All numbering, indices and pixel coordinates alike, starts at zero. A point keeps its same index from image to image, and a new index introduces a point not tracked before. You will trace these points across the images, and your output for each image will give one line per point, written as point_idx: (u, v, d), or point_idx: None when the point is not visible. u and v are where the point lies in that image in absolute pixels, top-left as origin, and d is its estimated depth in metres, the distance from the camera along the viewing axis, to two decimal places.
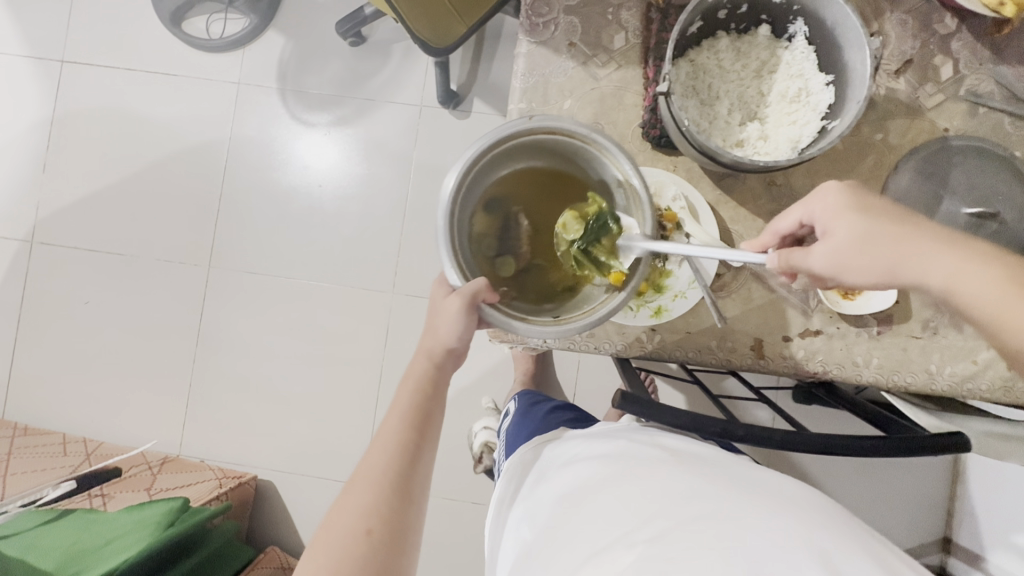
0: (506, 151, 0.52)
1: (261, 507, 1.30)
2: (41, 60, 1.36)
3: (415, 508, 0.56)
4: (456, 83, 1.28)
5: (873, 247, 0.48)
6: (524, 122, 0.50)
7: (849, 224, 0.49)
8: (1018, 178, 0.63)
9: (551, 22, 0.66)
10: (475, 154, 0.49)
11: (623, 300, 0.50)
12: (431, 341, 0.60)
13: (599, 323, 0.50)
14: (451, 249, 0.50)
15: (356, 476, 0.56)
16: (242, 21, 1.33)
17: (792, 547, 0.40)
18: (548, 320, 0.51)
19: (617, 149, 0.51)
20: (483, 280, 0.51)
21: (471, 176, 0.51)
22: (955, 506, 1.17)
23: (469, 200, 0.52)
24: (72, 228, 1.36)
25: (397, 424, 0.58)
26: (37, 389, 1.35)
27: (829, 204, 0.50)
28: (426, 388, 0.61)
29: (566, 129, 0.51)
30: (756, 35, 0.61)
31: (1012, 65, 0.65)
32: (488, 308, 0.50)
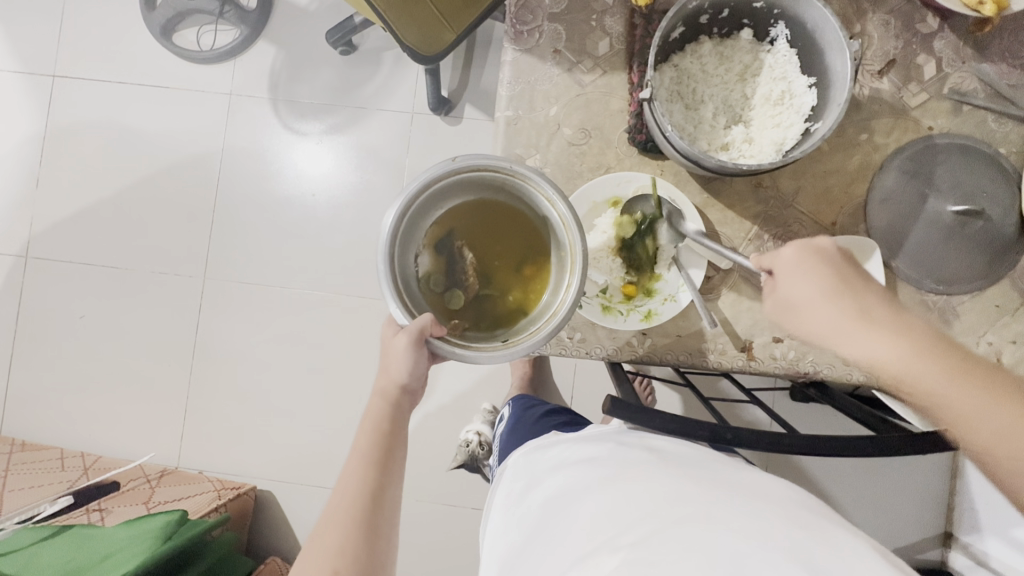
0: (437, 192, 0.52)
1: (261, 517, 1.30)
2: (32, 75, 1.36)
3: (385, 542, 0.57)
4: (447, 90, 1.29)
5: (824, 316, 0.52)
6: (446, 164, 0.50)
7: (807, 289, 0.53)
8: (1002, 175, 0.64)
9: (535, 30, 0.66)
10: (406, 201, 0.50)
11: (564, 318, 0.50)
12: (384, 380, 0.60)
13: (545, 343, 0.50)
14: (396, 292, 0.50)
15: (325, 517, 0.57)
16: (232, 32, 1.33)
17: (779, 548, 0.40)
18: (499, 345, 0.51)
19: (540, 177, 0.51)
20: (429, 315, 0.50)
21: (407, 222, 0.51)
22: (955, 501, 1.17)
23: (408, 244, 0.53)
24: (66, 242, 1.36)
25: (359, 464, 0.59)
26: (34, 403, 1.35)
27: (794, 263, 0.54)
28: (385, 425, 0.61)
29: (489, 165, 0.51)
30: (738, 39, 0.61)
31: (995, 62, 0.65)
32: (436, 341, 0.50)
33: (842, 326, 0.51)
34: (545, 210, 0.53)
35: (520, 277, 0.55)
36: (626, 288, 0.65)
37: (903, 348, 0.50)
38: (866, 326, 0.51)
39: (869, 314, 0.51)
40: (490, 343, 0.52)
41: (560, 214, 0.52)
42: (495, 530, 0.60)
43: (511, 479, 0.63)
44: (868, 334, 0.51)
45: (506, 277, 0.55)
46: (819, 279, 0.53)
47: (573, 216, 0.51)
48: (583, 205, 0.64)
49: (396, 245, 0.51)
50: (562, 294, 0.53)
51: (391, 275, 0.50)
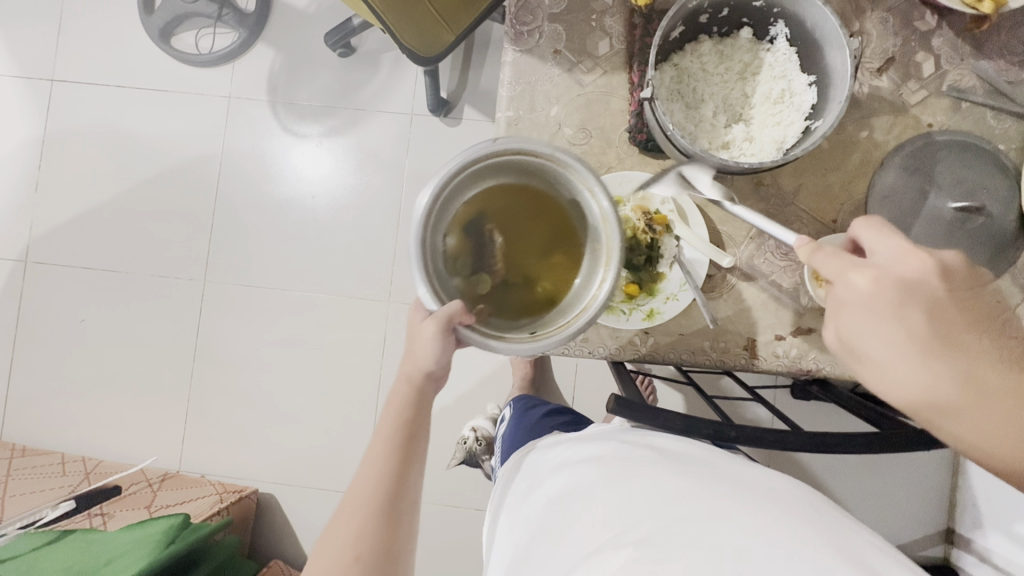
0: (473, 173, 0.50)
1: (263, 519, 1.30)
2: (30, 79, 1.36)
3: (405, 527, 0.57)
4: (446, 91, 1.29)
5: (919, 377, 0.41)
6: (488, 145, 0.49)
7: (892, 340, 0.42)
8: (1001, 170, 0.64)
9: (535, 30, 0.66)
10: (441, 180, 0.48)
11: (597, 313, 0.49)
12: (408, 366, 0.58)
13: (574, 338, 0.49)
14: (426, 275, 0.49)
15: (346, 500, 0.57)
16: (231, 36, 1.33)
17: (783, 544, 0.40)
18: (526, 337, 0.50)
19: (582, 167, 0.50)
20: (459, 302, 0.49)
21: (440, 202, 0.50)
22: (957, 497, 1.17)
23: (439, 224, 0.51)
24: (65, 246, 1.36)
25: (382, 450, 0.58)
26: (34, 409, 1.35)
27: (868, 307, 0.43)
28: (408, 413, 0.60)
29: (532, 149, 0.50)
30: (738, 38, 0.62)
31: (993, 59, 0.65)
32: (465, 329, 0.49)
33: (939, 393, 0.41)
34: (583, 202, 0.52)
35: (552, 266, 0.53)
36: (629, 287, 0.64)
37: (1015, 421, 0.40)
38: (947, 377, 0.41)
39: (974, 373, 0.41)
40: (517, 333, 0.50)
41: (600, 207, 0.51)
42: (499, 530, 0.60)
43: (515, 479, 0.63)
44: (974, 403, 0.41)
45: (538, 265, 0.53)
46: (907, 326, 0.42)
47: (614, 209, 0.50)
48: None
49: (429, 226, 0.49)
50: (596, 289, 0.51)
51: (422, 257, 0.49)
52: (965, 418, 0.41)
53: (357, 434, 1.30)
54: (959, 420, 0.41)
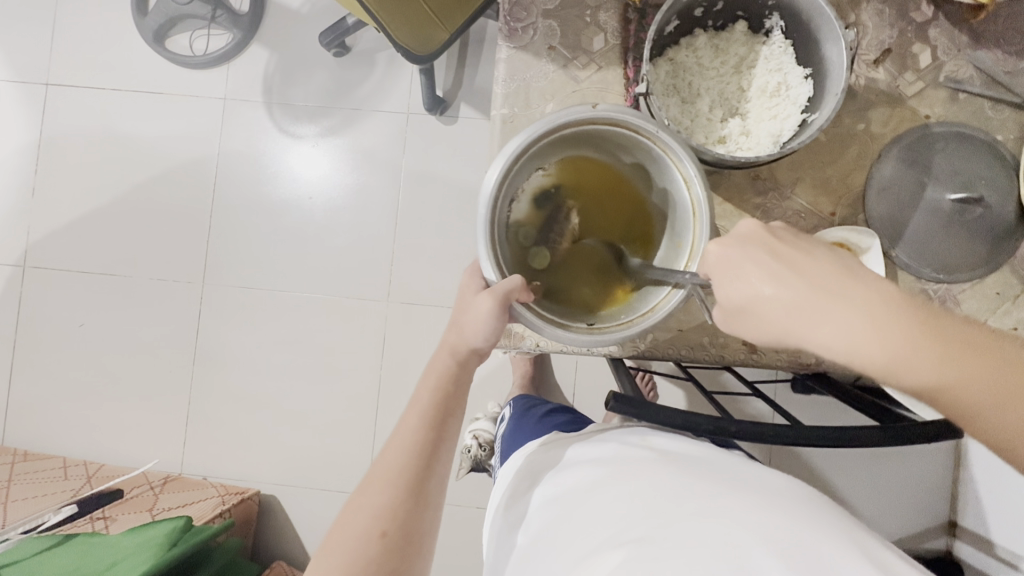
0: (561, 137, 0.51)
1: (266, 521, 1.30)
2: (26, 84, 1.36)
3: (431, 510, 0.54)
4: (442, 90, 1.28)
5: (780, 309, 0.42)
6: (587, 110, 0.48)
7: (740, 278, 0.44)
8: (999, 161, 0.64)
9: (529, 27, 0.66)
10: (526, 142, 0.48)
11: (663, 315, 0.50)
12: (454, 337, 0.56)
13: (634, 336, 0.50)
14: (491, 240, 0.49)
15: (372, 472, 0.54)
16: (225, 36, 1.32)
17: (779, 544, 0.40)
18: (583, 328, 0.51)
19: (685, 153, 0.48)
20: (518, 279, 0.49)
21: (521, 163, 0.50)
22: (959, 489, 1.17)
23: (515, 184, 0.51)
24: (63, 251, 1.35)
25: (416, 422, 0.55)
26: (34, 414, 1.35)
27: (719, 260, 0.46)
28: (447, 386, 0.57)
29: (632, 123, 0.49)
30: (734, 31, 0.61)
31: (990, 49, 0.65)
32: (520, 308, 0.50)
33: (806, 317, 0.41)
34: (678, 190, 0.51)
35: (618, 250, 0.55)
36: None
37: (866, 317, 0.40)
38: (818, 303, 0.41)
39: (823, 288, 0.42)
40: (575, 324, 0.51)
41: (692, 198, 0.50)
42: (496, 531, 0.60)
43: (512, 479, 0.63)
44: (839, 318, 0.40)
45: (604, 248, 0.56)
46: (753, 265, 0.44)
47: (708, 202, 0.49)
48: None
49: (505, 186, 0.50)
50: (666, 290, 0.51)
51: (493, 218, 0.49)
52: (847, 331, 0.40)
53: (359, 434, 1.30)
54: (839, 335, 0.40)
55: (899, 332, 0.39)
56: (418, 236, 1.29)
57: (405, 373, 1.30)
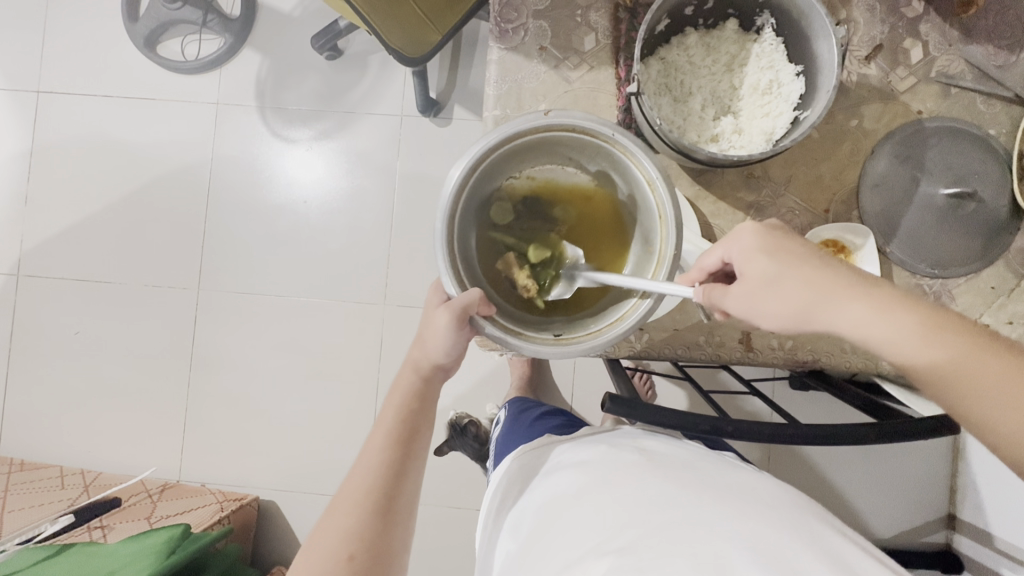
0: (519, 148, 0.50)
1: (265, 526, 1.29)
2: (17, 92, 1.35)
3: (401, 528, 0.53)
4: (436, 91, 1.28)
5: (802, 297, 0.44)
6: (539, 117, 0.47)
7: (774, 264, 0.45)
8: (992, 155, 0.64)
9: (520, 27, 0.66)
10: (480, 150, 0.47)
11: (631, 324, 0.49)
12: (418, 353, 0.56)
13: (602, 347, 0.49)
14: (450, 254, 0.49)
15: (339, 495, 0.54)
16: (217, 41, 1.32)
17: (758, 555, 0.40)
18: (550, 338, 0.49)
19: (644, 155, 0.48)
20: (477, 292, 0.48)
21: (479, 174, 0.49)
22: (957, 482, 1.18)
23: (475, 195, 0.50)
24: (57, 259, 1.35)
25: (382, 442, 0.55)
26: (30, 423, 1.34)
27: (749, 243, 0.46)
28: (413, 403, 0.56)
29: (588, 127, 0.48)
30: (725, 29, 0.61)
31: (981, 43, 0.65)
32: (483, 321, 0.49)
33: (825, 303, 0.44)
34: (641, 192, 0.50)
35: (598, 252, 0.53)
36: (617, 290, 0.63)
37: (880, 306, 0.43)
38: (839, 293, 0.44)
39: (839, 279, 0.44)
40: (541, 334, 0.50)
41: (657, 199, 0.49)
42: (486, 536, 0.59)
43: (501, 479, 0.62)
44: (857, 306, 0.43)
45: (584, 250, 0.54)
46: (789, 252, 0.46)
47: (671, 202, 0.48)
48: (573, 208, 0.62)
49: (463, 199, 0.49)
50: (635, 298, 0.50)
51: (450, 232, 0.48)
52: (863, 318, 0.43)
53: (357, 439, 1.29)
54: (856, 321, 0.43)
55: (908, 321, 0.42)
56: (414, 239, 1.29)
57: None
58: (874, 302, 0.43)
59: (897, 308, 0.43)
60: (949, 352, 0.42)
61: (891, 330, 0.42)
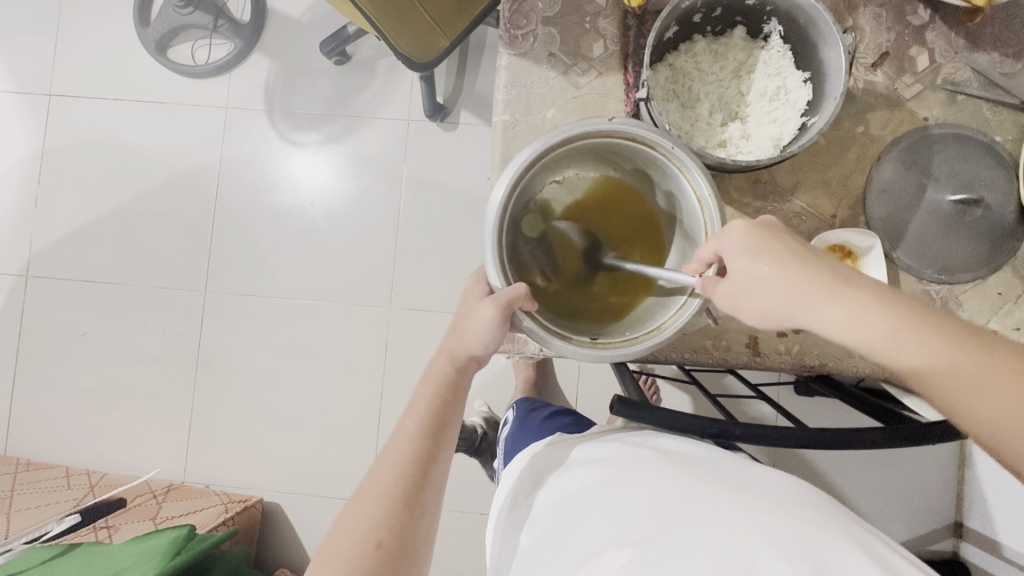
0: (576, 149, 0.51)
1: (269, 529, 1.30)
2: (29, 96, 1.37)
3: (428, 519, 0.53)
4: (442, 96, 1.29)
5: (784, 296, 0.45)
6: (605, 123, 0.49)
7: (760, 265, 0.45)
8: (999, 162, 0.64)
9: (529, 34, 0.66)
10: (543, 149, 0.49)
11: (669, 335, 0.50)
12: (454, 342, 0.57)
13: (638, 355, 0.50)
14: (498, 244, 0.50)
15: (367, 482, 0.54)
16: (226, 46, 1.33)
17: (783, 548, 0.40)
18: (587, 342, 0.51)
19: (698, 169, 0.49)
20: (523, 288, 0.49)
21: (536, 169, 0.51)
22: (965, 490, 1.17)
23: (527, 192, 0.52)
24: (65, 261, 1.36)
25: (412, 431, 0.55)
26: (36, 424, 1.35)
27: (738, 243, 0.46)
28: (445, 394, 0.57)
29: (648, 138, 0.50)
30: (732, 37, 0.62)
31: (987, 51, 0.65)
32: (524, 317, 0.49)
33: (806, 303, 0.44)
34: (689, 206, 0.52)
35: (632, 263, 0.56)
36: None
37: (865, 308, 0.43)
38: (823, 294, 0.44)
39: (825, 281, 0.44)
40: (579, 338, 0.51)
41: (705, 215, 0.51)
42: (500, 532, 0.59)
43: (515, 478, 0.63)
44: (838, 308, 0.43)
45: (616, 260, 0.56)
46: (762, 256, 0.45)
47: (720, 220, 0.50)
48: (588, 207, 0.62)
49: (517, 191, 0.50)
50: (672, 312, 0.52)
51: (501, 223, 0.50)
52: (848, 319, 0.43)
53: (362, 441, 1.30)
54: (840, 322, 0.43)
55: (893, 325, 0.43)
56: (420, 243, 1.29)
57: (407, 379, 1.29)
58: (858, 305, 0.43)
59: (880, 311, 0.43)
60: (935, 349, 0.42)
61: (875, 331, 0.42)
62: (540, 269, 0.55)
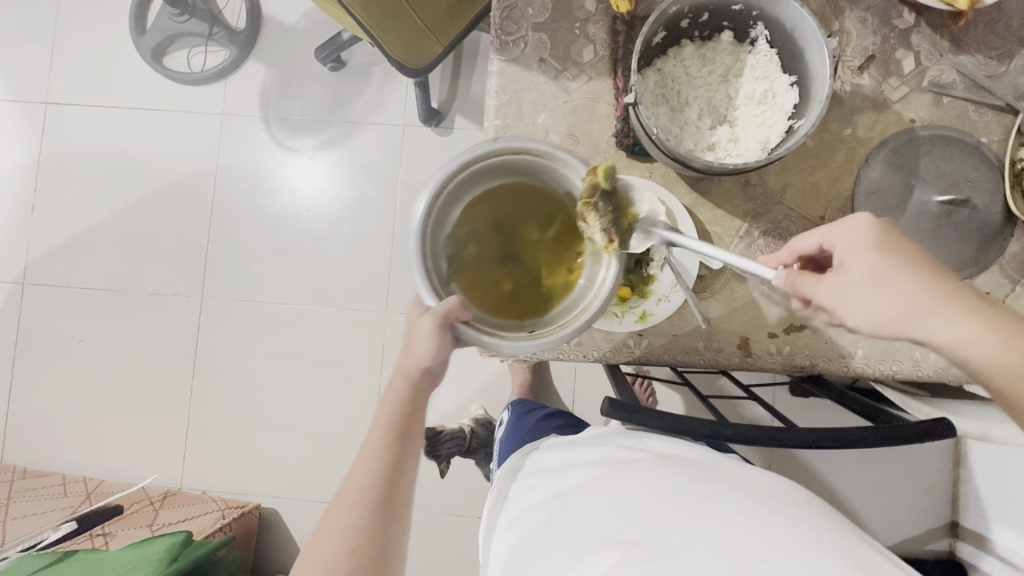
0: (474, 175, 0.49)
1: (267, 535, 1.29)
2: (26, 104, 1.37)
3: (400, 526, 0.54)
4: (437, 101, 1.30)
5: (897, 294, 0.47)
6: (487, 145, 0.47)
7: (879, 261, 0.47)
8: (984, 163, 0.65)
9: (519, 40, 0.67)
10: (441, 181, 0.47)
11: (599, 311, 0.47)
12: (405, 360, 0.55)
13: (576, 334, 0.47)
14: (424, 273, 0.47)
15: (338, 497, 0.54)
16: (222, 53, 1.34)
17: (770, 549, 0.41)
18: (525, 336, 0.47)
19: (580, 163, 0.48)
20: (455, 298, 0.47)
21: (440, 203, 0.48)
22: (960, 489, 1.18)
23: (439, 226, 0.49)
24: (62, 268, 1.36)
25: (376, 445, 0.55)
26: (33, 432, 1.34)
27: (859, 236, 0.48)
28: (404, 407, 0.56)
29: (531, 148, 0.48)
30: (719, 41, 0.63)
31: (972, 54, 0.66)
32: (461, 326, 0.47)
33: (915, 303, 0.46)
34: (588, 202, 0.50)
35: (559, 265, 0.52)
36: (619, 291, 0.63)
37: (970, 319, 0.46)
38: (930, 299, 0.46)
39: (937, 287, 0.47)
40: (517, 334, 0.48)
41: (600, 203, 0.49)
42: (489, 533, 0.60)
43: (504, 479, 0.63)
44: (945, 313, 0.46)
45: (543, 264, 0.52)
46: (882, 252, 0.47)
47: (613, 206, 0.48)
48: None
49: (429, 227, 0.48)
50: (595, 291, 0.49)
51: (422, 259, 0.47)
52: (949, 325, 0.46)
53: (359, 447, 1.30)
54: (942, 327, 0.46)
55: (996, 340, 0.45)
56: None
57: None
58: (964, 315, 0.46)
59: (983, 322, 0.46)
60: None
61: (975, 340, 0.45)
62: (606, 224, 0.50)
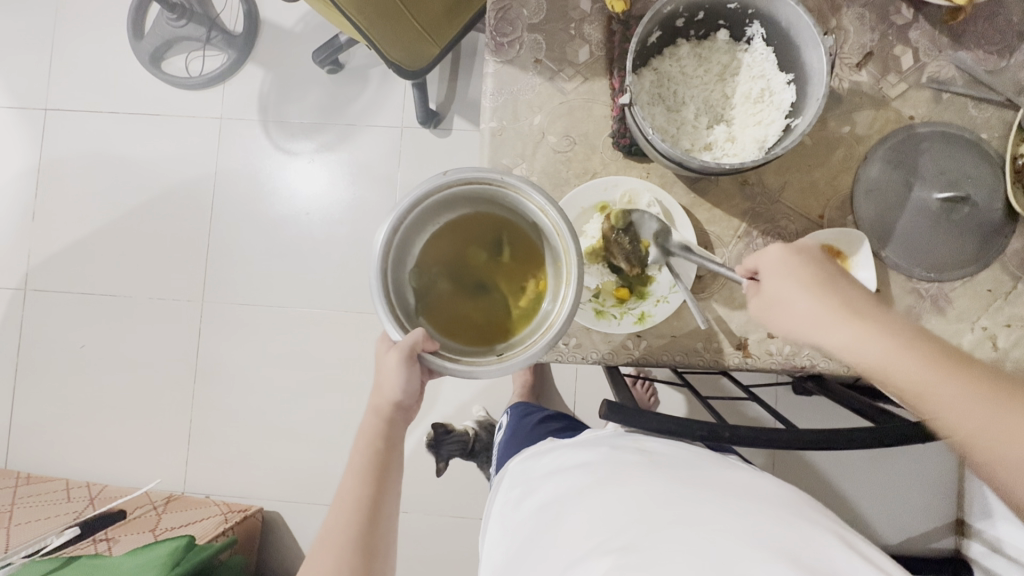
0: (430, 208, 0.48)
1: (270, 538, 1.30)
2: (26, 110, 1.38)
3: (382, 561, 0.57)
4: (435, 102, 1.30)
5: (809, 314, 0.52)
6: (438, 177, 0.46)
7: (793, 284, 0.53)
8: (985, 159, 0.64)
9: (515, 41, 0.67)
10: (399, 216, 0.46)
11: (562, 329, 0.46)
12: (376, 399, 0.57)
13: (542, 354, 0.46)
14: (388, 308, 0.46)
15: (319, 539, 0.57)
16: (219, 57, 1.34)
17: (763, 554, 0.40)
18: (493, 359, 0.46)
19: (530, 187, 0.47)
20: (421, 330, 0.47)
21: (399, 238, 0.47)
22: (965, 487, 1.17)
23: (400, 260, 0.48)
24: (63, 273, 1.37)
25: (353, 486, 0.58)
26: (36, 437, 1.35)
27: (776, 263, 0.54)
28: (379, 446, 0.58)
29: (481, 177, 0.47)
30: (715, 41, 0.62)
31: (971, 49, 0.65)
32: (429, 356, 0.46)
33: (822, 323, 0.51)
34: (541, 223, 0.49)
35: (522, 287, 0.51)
36: (618, 291, 0.64)
37: (877, 334, 0.49)
38: (838, 316, 0.51)
39: (845, 306, 0.51)
40: (486, 358, 0.47)
41: (553, 222, 0.48)
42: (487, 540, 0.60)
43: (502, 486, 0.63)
44: (851, 330, 0.50)
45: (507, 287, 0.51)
46: (795, 276, 0.53)
47: (567, 224, 0.47)
48: (572, 211, 0.63)
49: (390, 262, 0.47)
50: (558, 307, 0.48)
51: (385, 295, 0.46)
52: (860, 341, 0.49)
53: None
54: (849, 343, 0.50)
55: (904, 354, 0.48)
56: None
57: None
58: (869, 331, 0.49)
59: (886, 336, 0.49)
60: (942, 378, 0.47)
61: (882, 355, 0.48)
62: (626, 255, 0.63)
